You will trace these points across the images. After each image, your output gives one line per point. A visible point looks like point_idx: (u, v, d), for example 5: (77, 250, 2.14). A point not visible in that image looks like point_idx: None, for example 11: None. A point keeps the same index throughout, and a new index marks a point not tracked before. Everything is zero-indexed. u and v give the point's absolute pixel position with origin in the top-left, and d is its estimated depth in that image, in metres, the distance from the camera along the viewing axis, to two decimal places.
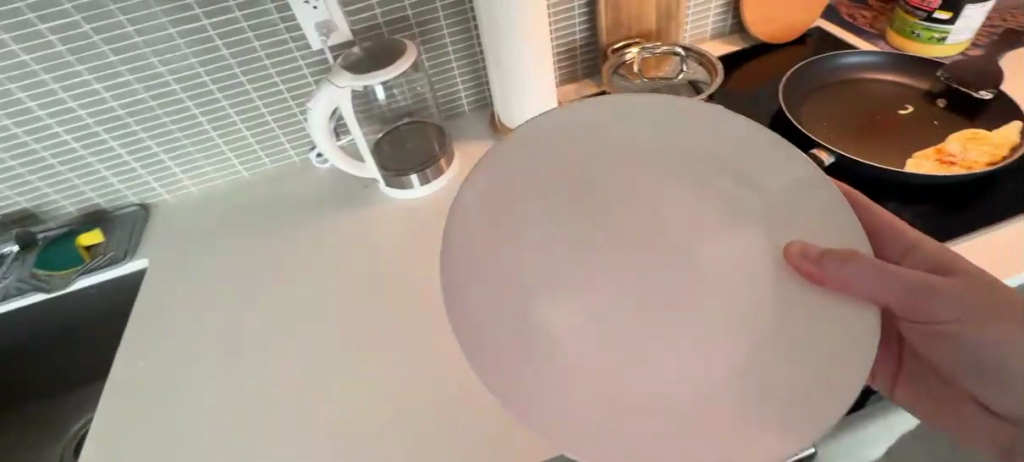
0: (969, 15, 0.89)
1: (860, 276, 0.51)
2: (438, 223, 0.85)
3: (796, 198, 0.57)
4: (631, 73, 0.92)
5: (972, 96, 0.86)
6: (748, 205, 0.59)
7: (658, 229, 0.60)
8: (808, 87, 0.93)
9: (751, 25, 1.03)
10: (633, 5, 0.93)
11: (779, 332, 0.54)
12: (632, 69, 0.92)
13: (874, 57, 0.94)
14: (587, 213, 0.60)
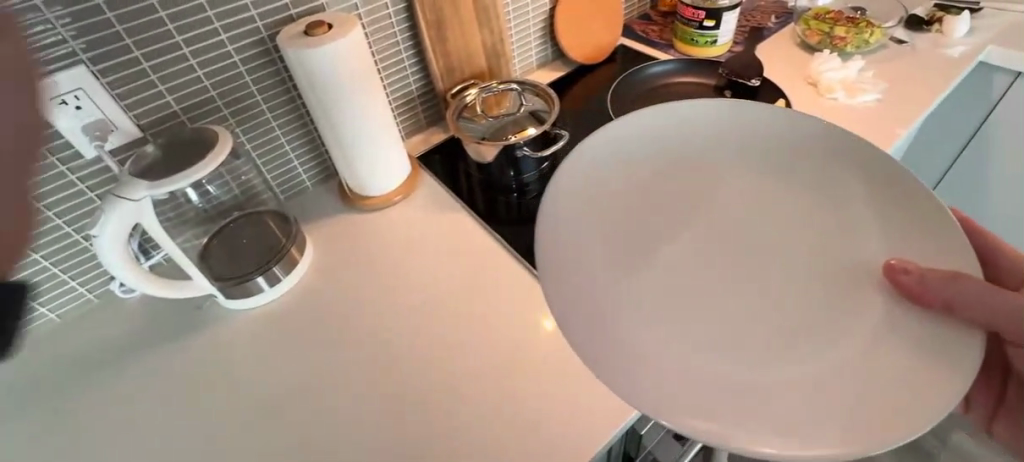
0: (727, 20, 1.06)
1: (970, 297, 0.54)
2: (310, 322, 0.76)
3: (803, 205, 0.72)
4: (475, 114, 0.92)
5: (747, 85, 0.98)
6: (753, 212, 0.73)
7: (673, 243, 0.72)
8: (628, 99, 1.03)
9: (570, 50, 1.12)
10: (461, 46, 0.94)
11: (792, 302, 0.66)
12: (475, 111, 0.92)
13: (672, 64, 1.06)
14: (573, 238, 0.68)
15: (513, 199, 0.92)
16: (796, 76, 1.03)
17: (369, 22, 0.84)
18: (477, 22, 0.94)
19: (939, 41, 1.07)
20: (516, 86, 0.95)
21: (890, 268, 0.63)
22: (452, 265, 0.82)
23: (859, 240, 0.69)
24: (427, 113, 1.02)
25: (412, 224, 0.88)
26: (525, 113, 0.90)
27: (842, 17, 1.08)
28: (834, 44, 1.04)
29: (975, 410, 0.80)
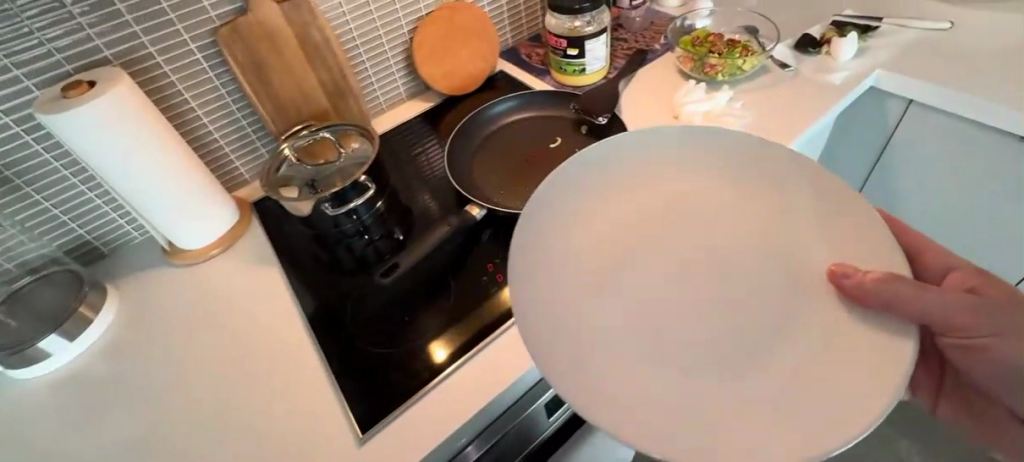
0: (592, 48, 0.99)
1: (904, 293, 0.47)
2: (123, 374, 0.75)
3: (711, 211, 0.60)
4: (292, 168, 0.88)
5: (594, 123, 0.91)
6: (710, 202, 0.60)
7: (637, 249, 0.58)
8: (475, 135, 0.94)
9: (431, 81, 1.06)
10: (293, 88, 0.90)
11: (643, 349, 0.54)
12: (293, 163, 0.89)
13: (512, 100, 0.98)
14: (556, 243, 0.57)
15: (349, 241, 0.90)
16: (661, 107, 0.96)
17: (173, 69, 0.80)
18: (307, 62, 0.89)
19: (828, 65, 0.99)
20: (350, 127, 0.92)
21: (834, 273, 0.51)
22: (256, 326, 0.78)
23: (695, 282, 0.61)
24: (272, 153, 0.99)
25: (233, 273, 0.85)
26: (352, 161, 0.87)
27: (720, 41, 1.02)
28: (704, 71, 0.97)
29: (922, 391, 0.74)
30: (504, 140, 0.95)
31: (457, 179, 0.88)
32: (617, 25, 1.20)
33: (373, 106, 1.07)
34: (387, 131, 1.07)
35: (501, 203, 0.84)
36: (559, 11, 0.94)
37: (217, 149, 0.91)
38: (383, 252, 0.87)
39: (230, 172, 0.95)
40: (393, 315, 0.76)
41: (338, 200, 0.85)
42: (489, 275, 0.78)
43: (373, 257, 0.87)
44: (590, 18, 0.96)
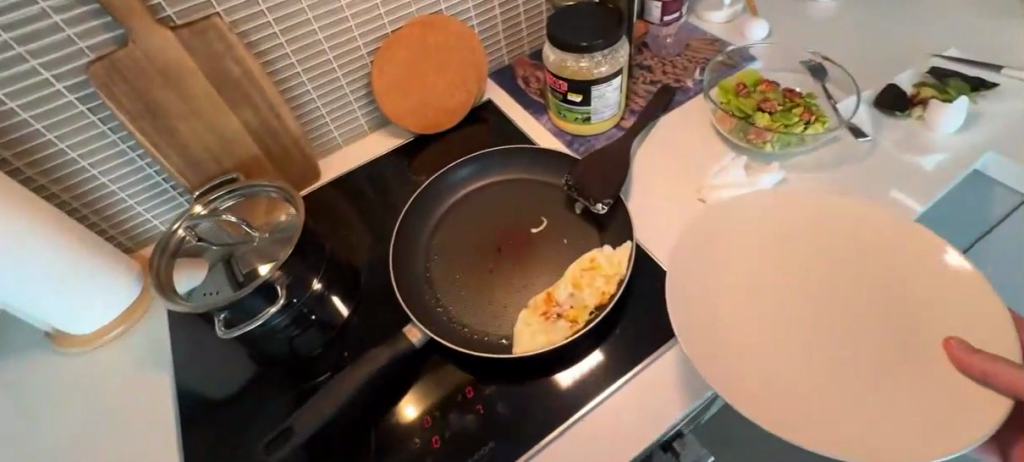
0: (599, 94, 0.75)
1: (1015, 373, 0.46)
2: None
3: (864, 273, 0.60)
4: (193, 253, 0.69)
5: (590, 210, 0.70)
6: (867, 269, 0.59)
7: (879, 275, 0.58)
8: (439, 203, 0.73)
9: (395, 118, 0.85)
10: (209, 133, 0.70)
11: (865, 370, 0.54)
12: (193, 248, 0.69)
13: (487, 159, 0.76)
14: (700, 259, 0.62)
15: (277, 335, 0.70)
16: (682, 185, 0.74)
17: (36, 115, 0.61)
18: (224, 103, 0.69)
19: (914, 139, 0.74)
20: (271, 189, 0.72)
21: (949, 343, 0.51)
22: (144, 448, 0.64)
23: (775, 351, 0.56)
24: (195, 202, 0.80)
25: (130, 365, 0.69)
26: (274, 238, 0.68)
27: (775, 93, 0.77)
28: (748, 138, 0.74)
29: None
30: (477, 211, 0.73)
31: (402, 272, 0.67)
32: (642, 46, 0.94)
33: (325, 144, 0.86)
34: (338, 177, 0.86)
35: (457, 322, 0.63)
36: (564, 47, 0.71)
37: (117, 205, 0.72)
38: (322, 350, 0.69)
39: (140, 228, 0.77)
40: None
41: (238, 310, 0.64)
42: (422, 437, 0.57)
43: (317, 346, 0.69)
44: (602, 58, 0.72)
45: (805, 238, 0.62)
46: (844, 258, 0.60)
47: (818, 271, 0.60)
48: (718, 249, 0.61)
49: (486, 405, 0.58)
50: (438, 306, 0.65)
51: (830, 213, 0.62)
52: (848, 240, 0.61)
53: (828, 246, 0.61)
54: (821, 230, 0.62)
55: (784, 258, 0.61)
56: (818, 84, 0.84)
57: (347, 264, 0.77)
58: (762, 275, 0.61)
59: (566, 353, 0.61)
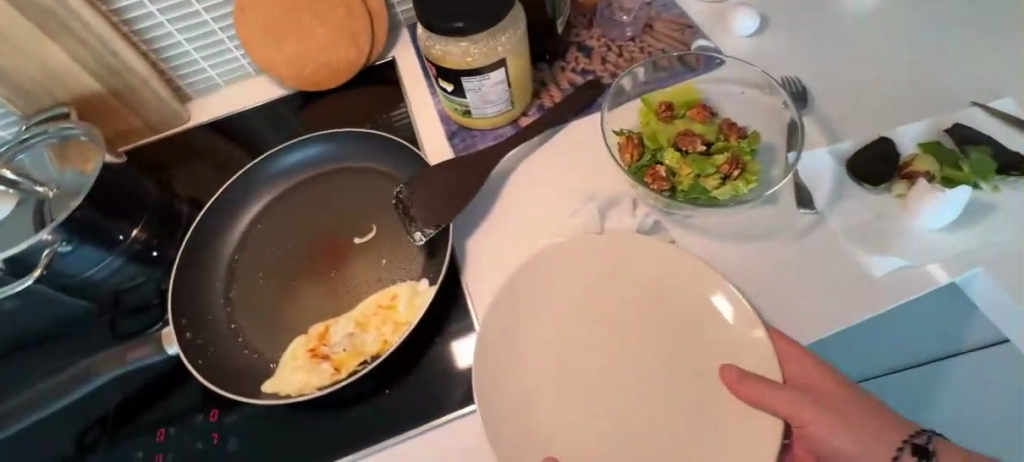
0: (476, 88, 0.60)
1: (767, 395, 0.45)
2: None
3: (694, 356, 0.50)
4: None
5: (411, 239, 0.57)
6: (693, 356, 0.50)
7: (686, 358, 0.51)
8: (266, 189, 0.64)
9: (267, 68, 0.72)
10: (28, 61, 0.62)
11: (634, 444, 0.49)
12: None
13: (329, 145, 0.65)
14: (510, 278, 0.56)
15: (104, 286, 0.66)
16: (549, 223, 0.60)
17: None
18: (38, 30, 0.60)
19: (873, 225, 0.56)
20: (79, 131, 0.64)
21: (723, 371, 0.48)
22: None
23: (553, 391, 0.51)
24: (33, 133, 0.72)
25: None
26: (69, 189, 0.62)
27: (705, 126, 0.62)
28: (644, 179, 0.58)
29: None
30: (305, 203, 0.63)
31: (197, 259, 0.60)
32: (592, 19, 0.74)
33: (197, 84, 0.77)
34: (205, 123, 0.76)
35: (230, 337, 0.56)
36: (432, 28, 0.55)
37: None
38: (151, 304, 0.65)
39: None
40: (44, 442, 0.55)
41: (16, 266, 0.59)
42: (145, 450, 0.52)
43: (149, 298, 0.65)
44: (480, 45, 0.56)
45: (619, 335, 0.52)
46: (652, 371, 0.51)
47: (625, 378, 0.51)
48: (517, 322, 0.52)
49: (220, 435, 0.52)
50: (217, 314, 0.57)
51: (659, 309, 0.52)
52: (664, 349, 0.51)
53: (641, 349, 0.52)
54: (641, 328, 0.52)
55: (587, 351, 0.52)
56: (787, 113, 0.62)
57: (184, 220, 0.70)
58: (560, 363, 0.52)
59: (330, 402, 0.52)
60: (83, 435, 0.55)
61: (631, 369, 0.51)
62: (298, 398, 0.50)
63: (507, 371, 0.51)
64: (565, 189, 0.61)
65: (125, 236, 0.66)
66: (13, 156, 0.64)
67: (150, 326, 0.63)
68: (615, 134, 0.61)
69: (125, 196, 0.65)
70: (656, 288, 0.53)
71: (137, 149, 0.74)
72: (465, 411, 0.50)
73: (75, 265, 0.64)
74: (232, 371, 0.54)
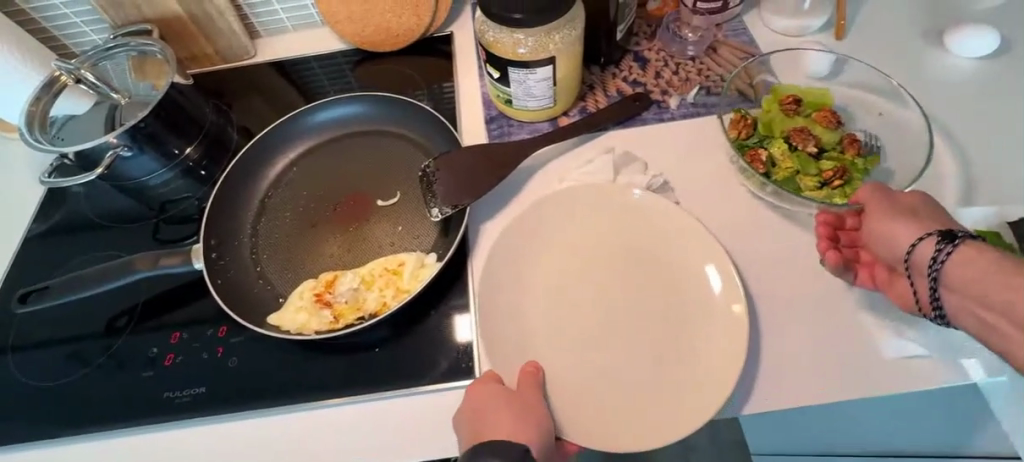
0: (521, 81, 0.60)
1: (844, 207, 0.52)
2: None
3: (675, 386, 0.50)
4: (61, 88, 0.68)
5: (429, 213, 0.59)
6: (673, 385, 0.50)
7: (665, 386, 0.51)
8: (310, 136, 0.68)
9: (331, 22, 0.75)
10: None
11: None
12: (61, 84, 0.68)
13: (374, 107, 0.68)
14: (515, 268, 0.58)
15: (154, 192, 0.73)
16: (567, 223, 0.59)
17: None
18: None
19: None
20: (157, 49, 0.69)
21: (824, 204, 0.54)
22: (16, 241, 0.70)
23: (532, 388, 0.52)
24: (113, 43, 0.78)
25: (18, 169, 0.75)
26: (140, 100, 0.68)
27: (828, 132, 0.58)
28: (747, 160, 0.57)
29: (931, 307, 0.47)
30: (342, 156, 0.67)
31: (234, 189, 0.64)
32: (655, 33, 0.73)
33: (268, 25, 0.81)
34: (269, 63, 0.80)
35: (252, 266, 0.60)
36: (488, 12, 0.56)
37: (60, 19, 0.73)
38: (193, 217, 0.71)
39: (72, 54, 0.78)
40: (80, 317, 0.62)
41: (84, 160, 0.64)
42: (159, 349, 0.58)
43: (191, 211, 0.71)
44: (532, 39, 0.57)
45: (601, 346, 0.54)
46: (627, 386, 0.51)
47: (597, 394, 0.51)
48: (508, 313, 0.55)
49: (224, 350, 0.57)
50: (245, 242, 0.62)
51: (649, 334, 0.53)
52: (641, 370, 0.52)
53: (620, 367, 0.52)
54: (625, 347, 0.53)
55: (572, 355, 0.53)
56: (927, 135, 0.57)
57: (232, 148, 0.75)
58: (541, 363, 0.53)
59: (326, 346, 0.56)
60: (113, 320, 0.62)
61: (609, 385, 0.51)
62: (297, 336, 0.54)
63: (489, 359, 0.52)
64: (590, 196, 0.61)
65: (180, 152, 0.72)
66: (97, 61, 0.70)
67: (188, 238, 0.69)
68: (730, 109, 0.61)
69: (185, 115, 0.70)
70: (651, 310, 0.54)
71: (204, 74, 0.80)
72: (459, 383, 0.53)
73: (133, 169, 0.70)
74: (246, 297, 0.58)
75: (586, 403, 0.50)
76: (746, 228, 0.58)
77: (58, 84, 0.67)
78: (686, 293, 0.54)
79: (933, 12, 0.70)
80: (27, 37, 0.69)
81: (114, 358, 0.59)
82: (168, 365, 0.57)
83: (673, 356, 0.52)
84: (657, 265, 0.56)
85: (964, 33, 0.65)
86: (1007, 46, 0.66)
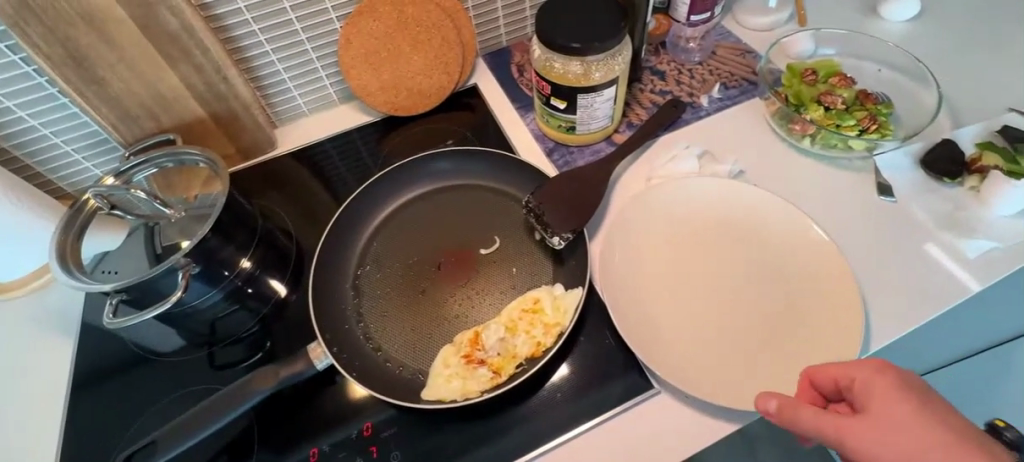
0: (587, 105, 0.65)
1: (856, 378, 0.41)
2: None
3: (829, 333, 0.55)
4: (96, 213, 0.62)
5: (545, 244, 0.61)
6: (827, 333, 0.55)
7: (818, 336, 0.55)
8: (384, 205, 0.67)
9: (362, 94, 0.74)
10: (144, 89, 0.63)
11: None
12: (95, 208, 0.61)
13: (449, 162, 0.69)
14: (641, 275, 0.60)
15: (202, 316, 0.65)
16: (667, 222, 0.64)
17: None
18: (160, 57, 0.61)
19: (953, 214, 0.63)
20: (199, 158, 0.64)
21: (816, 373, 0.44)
22: (56, 406, 0.60)
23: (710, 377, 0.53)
24: (110, 162, 0.72)
25: (40, 322, 0.66)
26: (193, 213, 0.62)
27: (847, 91, 0.69)
28: (790, 129, 0.67)
29: None
30: (423, 217, 0.66)
31: (325, 278, 0.60)
32: (659, 47, 0.82)
33: (282, 111, 0.78)
34: (298, 149, 0.77)
35: (379, 349, 0.56)
36: (552, 46, 0.60)
37: (50, 150, 0.67)
38: (249, 333, 0.64)
39: (77, 177, 0.72)
40: None
41: (141, 293, 0.57)
42: None
43: (245, 326, 0.64)
44: (597, 64, 0.62)
45: (746, 321, 0.57)
46: (784, 348, 0.55)
47: (769, 367, 0.54)
48: (650, 318, 0.57)
49: (379, 449, 0.52)
50: (360, 328, 0.58)
51: (782, 297, 0.58)
52: (789, 333, 0.56)
53: (770, 334, 0.56)
54: (767, 314, 0.57)
55: (725, 335, 0.56)
56: (933, 95, 0.69)
57: (290, 250, 0.70)
58: (702, 353, 0.55)
59: (486, 406, 0.54)
60: None
61: (766, 353, 0.55)
62: (465, 403, 0.51)
63: (659, 362, 0.54)
64: (674, 193, 0.65)
65: (230, 272, 0.64)
66: (131, 174, 0.64)
67: (250, 357, 0.62)
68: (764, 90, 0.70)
69: (247, 218, 0.65)
70: (773, 276, 0.60)
71: (233, 175, 0.75)
72: (643, 397, 0.54)
73: (188, 293, 0.62)
74: (386, 381, 0.54)
75: (757, 373, 0.53)
76: (810, 187, 0.66)
77: (87, 209, 0.61)
78: (797, 251, 0.60)
79: None
80: (18, 180, 0.61)
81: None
82: None
83: (814, 309, 0.57)
84: (759, 234, 0.62)
85: (893, 2, 0.81)
86: (925, 5, 0.83)
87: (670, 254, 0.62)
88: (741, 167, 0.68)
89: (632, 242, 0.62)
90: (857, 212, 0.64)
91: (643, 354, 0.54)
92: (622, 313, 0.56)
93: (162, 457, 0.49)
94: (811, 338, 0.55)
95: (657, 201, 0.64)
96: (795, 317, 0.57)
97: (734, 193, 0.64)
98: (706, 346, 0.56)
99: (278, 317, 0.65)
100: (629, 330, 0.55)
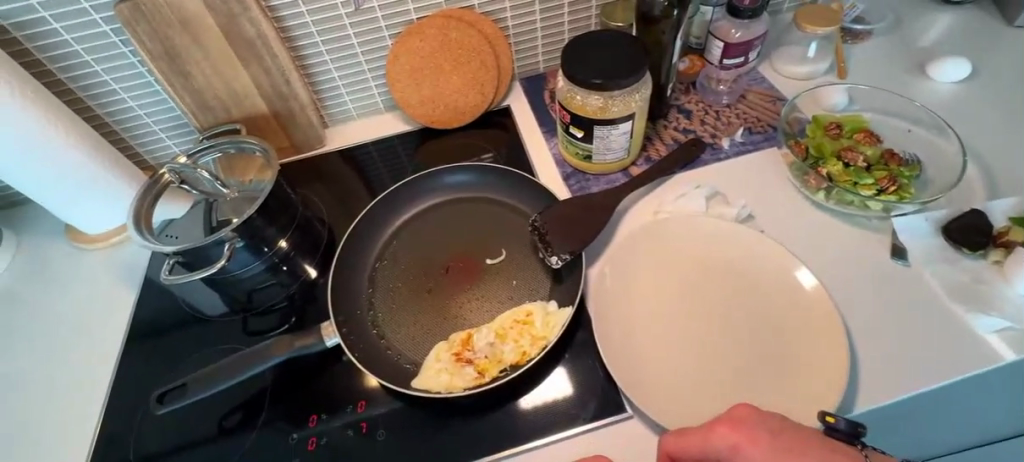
0: (603, 136, 0.69)
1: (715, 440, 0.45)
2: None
3: (811, 387, 0.55)
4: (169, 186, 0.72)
5: (545, 261, 0.65)
6: (808, 386, 0.55)
7: (800, 388, 0.56)
8: (407, 208, 0.73)
9: (403, 105, 0.82)
10: (220, 85, 0.73)
11: None
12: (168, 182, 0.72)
13: (470, 176, 0.74)
14: (633, 304, 0.63)
15: (243, 286, 0.74)
16: (666, 257, 0.66)
17: (76, 38, 0.68)
18: (235, 59, 0.71)
19: (970, 287, 0.61)
20: (256, 148, 0.73)
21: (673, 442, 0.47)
22: (116, 344, 0.71)
23: (684, 410, 0.56)
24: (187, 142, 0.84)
25: (115, 273, 0.78)
26: (245, 194, 0.71)
27: (870, 148, 0.69)
28: (805, 180, 0.68)
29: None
30: (439, 223, 0.72)
31: (345, 266, 0.68)
32: (691, 86, 0.84)
33: (334, 114, 0.87)
34: (343, 149, 0.86)
35: (381, 337, 0.62)
36: (574, 79, 0.64)
37: (142, 128, 0.80)
38: (279, 306, 0.72)
39: (160, 153, 0.84)
40: (202, 419, 0.62)
41: (194, 257, 0.66)
42: (299, 435, 0.58)
43: (276, 299, 0.72)
44: (615, 100, 0.65)
45: (728, 363, 0.59)
46: (760, 393, 0.56)
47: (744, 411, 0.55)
48: (634, 345, 0.60)
49: (368, 426, 0.58)
50: (368, 315, 0.64)
51: (769, 344, 0.59)
52: (770, 381, 0.57)
53: (751, 378, 0.57)
54: (752, 359, 0.58)
55: (705, 373, 0.58)
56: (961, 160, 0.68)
57: (322, 237, 0.78)
58: (679, 386, 0.57)
59: (468, 403, 0.58)
60: (225, 417, 0.61)
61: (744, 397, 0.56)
62: (447, 396, 0.56)
63: (635, 389, 0.56)
64: (678, 230, 0.67)
65: (269, 249, 0.73)
66: (198, 156, 0.73)
67: (278, 327, 0.70)
68: (785, 139, 0.71)
69: (290, 205, 0.74)
70: (765, 322, 0.60)
71: (285, 166, 0.85)
72: (614, 419, 0.56)
73: (233, 263, 0.71)
74: (383, 366, 0.60)
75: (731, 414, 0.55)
76: (819, 241, 0.66)
77: (162, 181, 0.71)
78: (792, 301, 0.61)
79: (910, 49, 0.84)
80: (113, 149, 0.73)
81: (251, 452, 0.58)
82: (311, 450, 0.57)
83: (800, 361, 0.57)
84: (759, 281, 0.63)
85: (943, 63, 0.79)
86: (976, 68, 0.80)
87: (665, 288, 0.64)
88: (750, 213, 0.69)
89: (630, 271, 0.65)
90: (864, 271, 0.64)
91: (621, 379, 0.56)
92: (606, 336, 0.60)
93: (190, 398, 0.57)
94: (791, 390, 0.56)
95: (660, 235, 0.67)
96: (779, 366, 0.57)
97: (739, 237, 0.66)
98: (686, 380, 0.58)
99: (305, 295, 0.72)
100: (610, 355, 0.58)
